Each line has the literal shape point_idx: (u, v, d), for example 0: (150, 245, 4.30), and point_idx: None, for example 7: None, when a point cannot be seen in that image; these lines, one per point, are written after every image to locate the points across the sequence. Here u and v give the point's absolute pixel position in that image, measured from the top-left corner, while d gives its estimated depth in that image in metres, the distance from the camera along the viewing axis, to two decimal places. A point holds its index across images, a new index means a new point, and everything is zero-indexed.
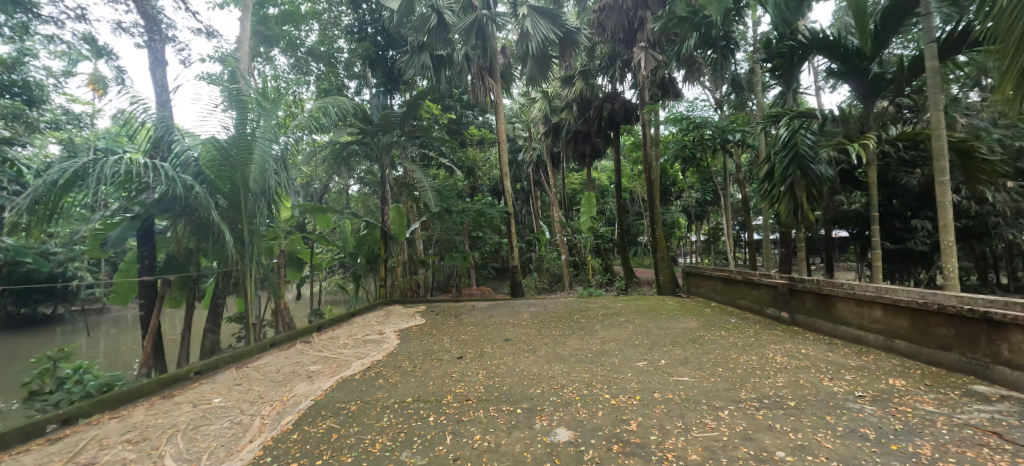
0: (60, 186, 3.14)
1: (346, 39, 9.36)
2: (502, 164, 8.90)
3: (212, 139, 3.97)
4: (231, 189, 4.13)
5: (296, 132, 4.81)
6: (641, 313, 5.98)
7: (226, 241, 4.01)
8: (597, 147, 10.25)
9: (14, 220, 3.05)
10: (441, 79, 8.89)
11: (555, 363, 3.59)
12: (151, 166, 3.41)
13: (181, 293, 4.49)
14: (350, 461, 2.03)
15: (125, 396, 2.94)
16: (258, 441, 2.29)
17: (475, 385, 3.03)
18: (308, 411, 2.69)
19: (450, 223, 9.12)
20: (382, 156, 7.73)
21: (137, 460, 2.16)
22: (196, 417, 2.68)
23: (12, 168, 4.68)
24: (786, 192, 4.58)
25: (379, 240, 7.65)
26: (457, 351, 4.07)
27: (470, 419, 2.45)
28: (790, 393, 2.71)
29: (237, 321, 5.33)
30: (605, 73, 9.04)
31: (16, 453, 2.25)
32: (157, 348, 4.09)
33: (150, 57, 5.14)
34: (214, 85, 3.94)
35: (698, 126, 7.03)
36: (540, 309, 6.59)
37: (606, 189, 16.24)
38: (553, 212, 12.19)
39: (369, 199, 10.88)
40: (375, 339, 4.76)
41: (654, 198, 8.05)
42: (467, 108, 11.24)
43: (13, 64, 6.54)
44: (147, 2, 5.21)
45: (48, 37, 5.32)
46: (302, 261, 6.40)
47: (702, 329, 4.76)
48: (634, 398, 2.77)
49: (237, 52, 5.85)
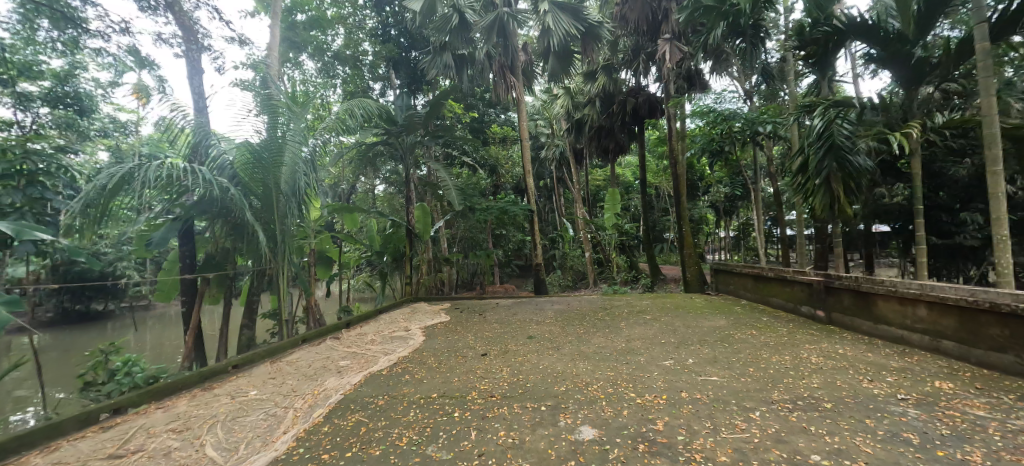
0: (109, 190, 3.36)
1: (370, 41, 9.52)
2: (524, 162, 8.84)
3: (247, 143, 4.17)
4: (265, 191, 4.30)
5: (325, 134, 4.98)
6: (667, 311, 5.86)
7: (260, 240, 4.18)
8: (621, 142, 10.09)
9: (69, 223, 3.28)
10: (464, 79, 8.96)
11: (579, 361, 3.56)
12: (191, 170, 3.59)
13: (219, 290, 4.70)
14: (378, 454, 2.08)
15: (169, 388, 3.11)
16: (291, 432, 2.37)
17: (500, 382, 3.05)
18: (338, 405, 2.78)
19: (472, 222, 9.18)
20: (407, 156, 7.87)
21: (181, 448, 2.28)
22: (234, 409, 2.81)
23: (68, 173, 5.01)
24: (820, 185, 4.40)
25: (404, 239, 7.77)
26: (481, 348, 4.10)
27: (495, 415, 2.47)
28: (826, 395, 2.61)
29: (271, 317, 5.54)
30: (629, 67, 8.88)
31: (73, 440, 2.43)
32: (198, 343, 4.31)
33: (188, 66, 5.41)
34: (246, 92, 4.12)
35: (726, 119, 6.83)
36: (563, 307, 6.56)
37: (631, 185, 15.99)
38: (576, 208, 12.05)
39: (394, 198, 11.15)
40: (401, 336, 4.87)
41: (681, 194, 7.87)
42: (489, 107, 11.30)
43: (66, 76, 7.13)
44: (184, 14, 5.48)
45: (95, 50, 5.66)
46: (331, 260, 6.61)
47: (731, 327, 4.64)
48: (661, 397, 2.72)
49: (268, 58, 6.08)
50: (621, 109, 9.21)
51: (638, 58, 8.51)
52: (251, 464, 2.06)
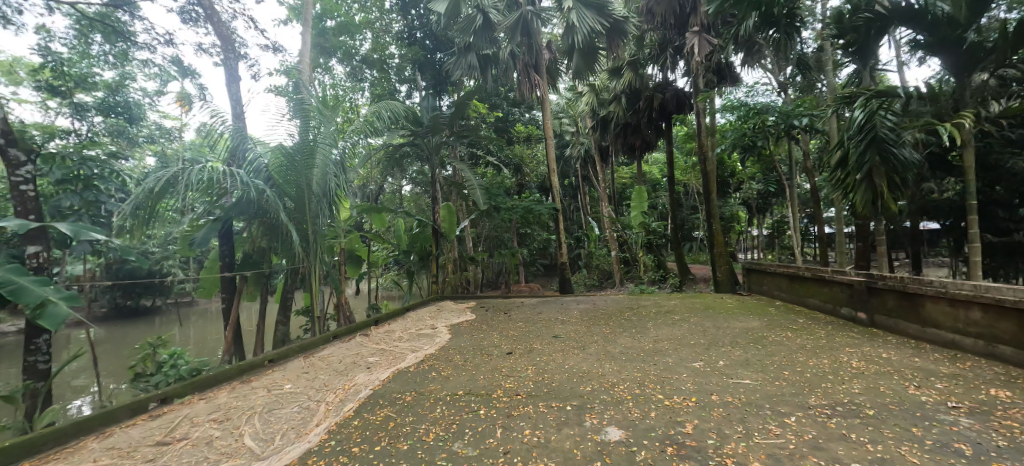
0: (156, 193, 3.57)
1: (397, 45, 9.78)
2: (549, 161, 8.80)
3: (280, 146, 4.34)
4: (297, 192, 4.47)
5: (354, 136, 5.11)
6: (696, 312, 5.72)
7: (293, 240, 4.34)
8: (648, 140, 9.90)
9: (121, 224, 3.51)
10: (488, 78, 9.00)
11: (605, 361, 3.52)
12: (229, 173, 3.76)
13: (256, 287, 4.91)
14: (405, 449, 2.12)
15: (211, 380, 3.28)
16: (323, 425, 2.45)
17: (526, 381, 3.05)
18: (367, 400, 2.85)
19: (498, 221, 9.23)
20: (432, 157, 7.99)
21: (221, 437, 2.39)
22: (270, 401, 2.93)
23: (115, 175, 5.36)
24: (861, 181, 4.18)
25: (431, 238, 7.90)
26: (506, 346, 4.12)
27: (521, 414, 2.47)
28: (869, 401, 2.48)
29: (304, 314, 5.75)
30: (655, 62, 8.70)
31: (124, 427, 2.60)
32: (237, 338, 4.52)
33: (226, 74, 5.67)
34: (280, 97, 4.30)
35: (759, 112, 6.59)
36: (588, 307, 6.50)
37: (658, 183, 15.66)
38: (602, 207, 11.89)
39: (420, 198, 11.39)
40: (428, 333, 4.95)
41: (710, 192, 7.65)
42: (513, 106, 11.29)
43: (117, 86, 7.67)
44: (223, 25, 5.75)
45: (143, 61, 6.04)
46: (361, 258, 6.79)
47: (764, 329, 4.47)
48: (690, 400, 2.65)
49: (300, 64, 6.31)
50: (648, 105, 9.02)
51: (664, 53, 8.34)
52: (286, 454, 2.14)
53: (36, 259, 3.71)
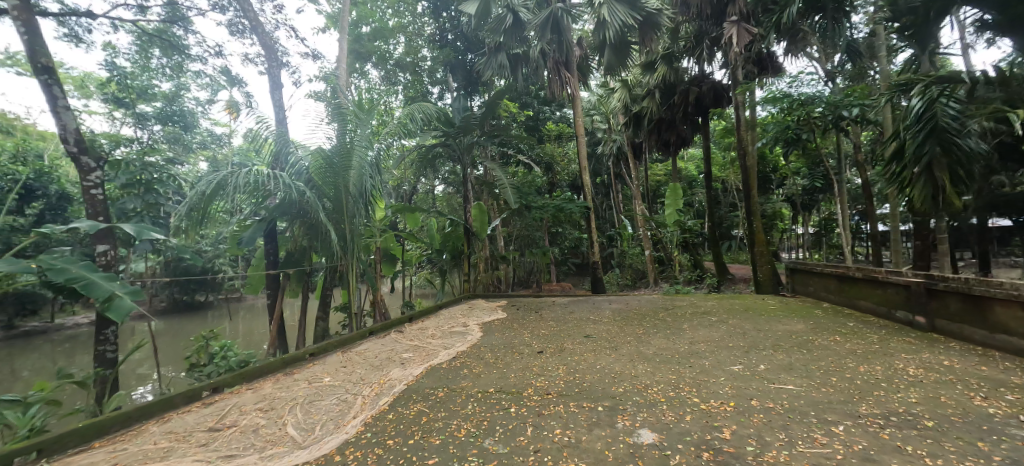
0: (207, 195, 3.81)
1: (429, 48, 10.01)
2: (580, 159, 8.71)
3: (320, 150, 4.53)
4: (335, 193, 4.65)
5: (389, 138, 5.26)
6: (736, 313, 5.50)
7: (331, 239, 4.52)
8: (684, 135, 9.72)
9: (177, 225, 3.78)
10: (518, 77, 9.00)
11: (638, 362, 3.45)
12: (273, 176, 3.96)
13: (298, 285, 5.15)
14: (438, 443, 2.17)
15: (258, 371, 3.47)
16: (360, 418, 2.54)
17: (556, 380, 3.04)
18: (401, 394, 2.93)
19: (529, 220, 9.22)
20: (464, 156, 8.10)
21: (266, 426, 2.53)
22: (311, 393, 3.07)
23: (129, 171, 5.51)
24: (920, 175, 3.88)
25: (462, 237, 7.99)
26: (538, 345, 4.12)
27: (551, 413, 2.47)
28: (927, 412, 2.30)
29: (342, 310, 5.97)
30: (691, 55, 8.42)
31: (182, 413, 2.80)
32: (281, 332, 4.76)
33: (270, 82, 5.98)
34: (319, 102, 4.48)
35: (804, 104, 6.25)
36: (621, 306, 6.39)
37: (694, 179, 15.15)
38: (635, 205, 11.64)
39: (453, 198, 11.60)
40: (460, 331, 5.02)
41: (750, 188, 7.34)
42: (544, 104, 11.34)
43: (174, 96, 8.26)
44: (267, 35, 6.07)
45: (196, 72, 6.47)
46: (395, 257, 6.98)
47: (810, 332, 4.24)
48: (728, 404, 2.56)
49: (337, 69, 6.56)
50: (683, 100, 8.82)
51: (700, 45, 8.06)
52: (325, 444, 2.24)
53: (105, 256, 4.06)
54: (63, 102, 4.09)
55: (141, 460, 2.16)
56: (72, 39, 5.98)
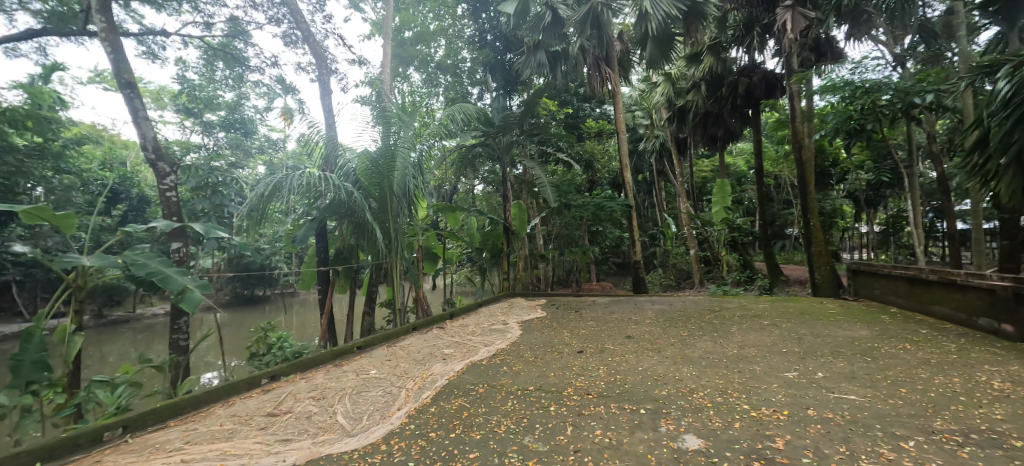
0: (265, 196, 4.08)
1: (468, 49, 10.20)
2: (621, 156, 8.52)
3: (366, 153, 4.73)
4: (381, 193, 4.84)
5: (430, 139, 5.40)
6: (790, 317, 5.18)
7: (377, 238, 4.72)
8: (733, 129, 9.42)
9: (240, 224, 4.08)
10: (558, 75, 8.91)
11: (682, 365, 3.33)
12: (324, 178, 4.18)
13: (346, 280, 5.41)
14: (478, 438, 2.20)
15: (310, 362, 3.68)
16: (404, 410, 2.63)
17: (597, 381, 3.00)
18: (443, 389, 3.00)
19: (568, 219, 9.13)
20: (503, 156, 8.16)
21: (318, 413, 2.68)
22: (358, 384, 3.22)
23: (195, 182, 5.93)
24: (1007, 166, 3.48)
25: (502, 236, 8.03)
26: (578, 345, 4.08)
27: (592, 413, 2.43)
28: (1016, 430, 2.06)
29: (387, 306, 6.20)
30: (740, 44, 7.98)
31: (244, 398, 3.03)
32: (330, 325, 5.02)
33: (320, 88, 6.30)
34: (366, 106, 4.69)
35: (870, 92, 5.76)
36: (665, 307, 6.20)
37: (744, 175, 14.39)
38: (679, 203, 11.23)
39: (492, 197, 11.71)
40: (499, 329, 5.08)
41: (806, 184, 6.87)
42: (583, 102, 11.20)
43: (235, 105, 8.98)
44: (318, 45, 6.41)
45: (255, 82, 6.95)
46: (436, 255, 7.15)
47: (875, 339, 3.92)
48: (781, 412, 2.41)
49: (382, 74, 6.83)
50: (731, 92, 8.43)
51: (750, 34, 7.62)
52: (371, 433, 2.34)
53: (178, 253, 4.46)
54: (143, 113, 4.53)
55: (209, 439, 2.35)
56: (149, 56, 6.61)
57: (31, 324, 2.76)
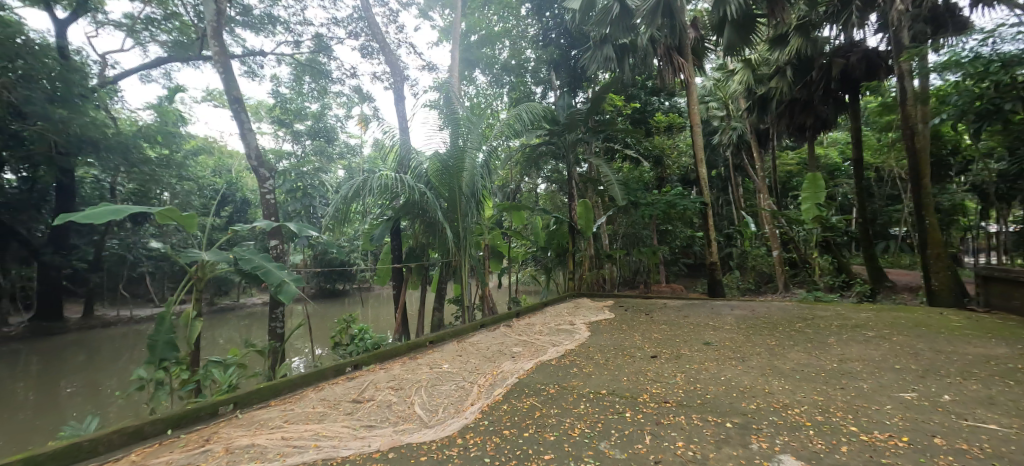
0: (349, 198, 4.41)
1: (532, 48, 10.06)
2: (694, 151, 8.02)
3: (438, 155, 4.93)
4: (451, 193, 5.02)
5: (497, 139, 5.47)
6: (901, 329, 4.52)
7: (447, 236, 4.89)
8: (824, 116, 8.35)
9: (327, 224, 4.45)
10: (626, 69, 8.57)
11: (769, 377, 3.04)
12: (398, 180, 4.42)
13: (418, 277, 5.67)
14: (552, 439, 2.17)
15: (387, 353, 3.90)
16: (477, 405, 2.67)
17: (674, 389, 2.83)
18: (513, 387, 3.01)
19: (636, 218, 8.77)
20: (569, 154, 8.06)
21: (398, 403, 2.82)
22: (432, 377, 3.34)
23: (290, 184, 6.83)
24: None
25: (567, 235, 8.00)
26: (651, 349, 3.89)
27: (671, 423, 2.29)
28: None
29: (455, 302, 6.40)
30: (835, 21, 7.10)
31: (332, 384, 3.28)
32: (404, 320, 5.28)
33: (394, 95, 6.67)
34: (436, 111, 4.87)
35: (1009, 64, 4.84)
36: (746, 313, 5.72)
37: (838, 168, 12.86)
38: (760, 199, 10.32)
39: (556, 196, 11.63)
40: (566, 329, 5.01)
41: (920, 175, 5.97)
42: (652, 95, 10.48)
43: (319, 115, 9.87)
44: (392, 54, 6.79)
45: (337, 93, 7.54)
46: (502, 254, 7.23)
47: (1019, 359, 3.28)
48: (899, 439, 2.10)
49: (450, 78, 7.09)
50: (824, 75, 7.56)
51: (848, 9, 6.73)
52: (447, 426, 2.40)
53: (277, 249, 4.98)
54: (248, 125, 5.10)
55: (304, 420, 2.57)
56: (251, 75, 7.46)
57: (164, 309, 3.18)
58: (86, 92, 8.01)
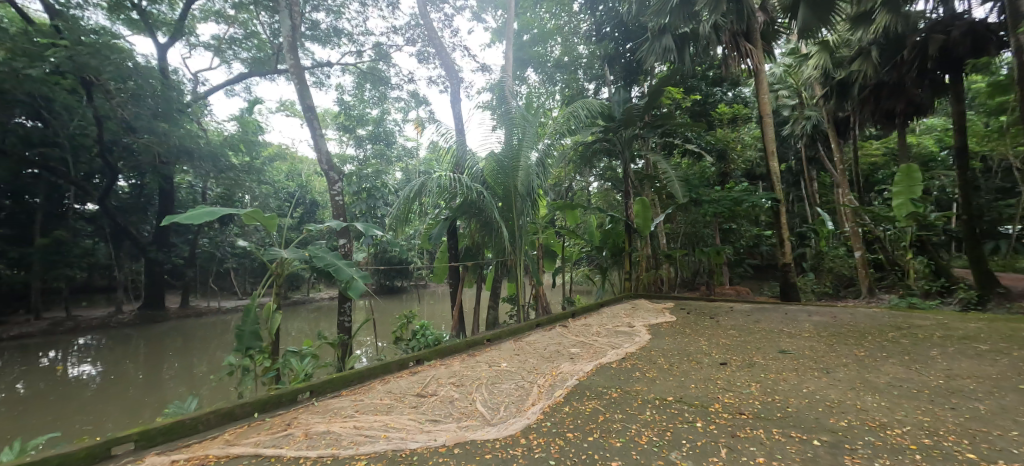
0: (410, 198, 4.58)
1: (586, 44, 9.89)
2: (764, 143, 7.46)
3: (495, 155, 4.98)
4: (507, 192, 5.05)
5: (552, 137, 5.43)
6: (1023, 342, 3.90)
7: (503, 235, 4.93)
8: (920, 100, 7.41)
9: (391, 223, 4.65)
10: (686, 59, 8.15)
11: (861, 392, 2.74)
12: (456, 180, 4.52)
13: (474, 276, 5.77)
14: (619, 446, 2.10)
15: (447, 350, 4.00)
16: (538, 406, 2.65)
17: (749, 399, 2.63)
18: (574, 389, 2.96)
19: (696, 216, 8.33)
20: (625, 150, 7.82)
21: (460, 399, 2.87)
22: (492, 375, 3.37)
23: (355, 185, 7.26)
24: None
25: (623, 234, 7.78)
26: (719, 355, 3.67)
27: (749, 437, 2.13)
28: None
29: (510, 301, 6.44)
30: None
31: (397, 377, 3.42)
32: (461, 317, 5.39)
33: (450, 98, 6.84)
34: (492, 111, 4.92)
35: None
36: (825, 319, 5.23)
37: (936, 158, 11.38)
38: (839, 195, 9.39)
39: (609, 194, 11.38)
40: (625, 331, 4.85)
41: None
42: (714, 85, 9.90)
43: (379, 120, 10.38)
44: (448, 57, 6.97)
45: (396, 98, 7.87)
46: (555, 254, 7.17)
47: None
48: None
49: (504, 78, 7.16)
50: (919, 53, 6.70)
51: None
52: (511, 425, 2.40)
53: (345, 247, 5.28)
54: (319, 131, 5.45)
55: (373, 411, 2.69)
56: (319, 85, 7.99)
57: (250, 302, 3.49)
58: (183, 107, 9.00)
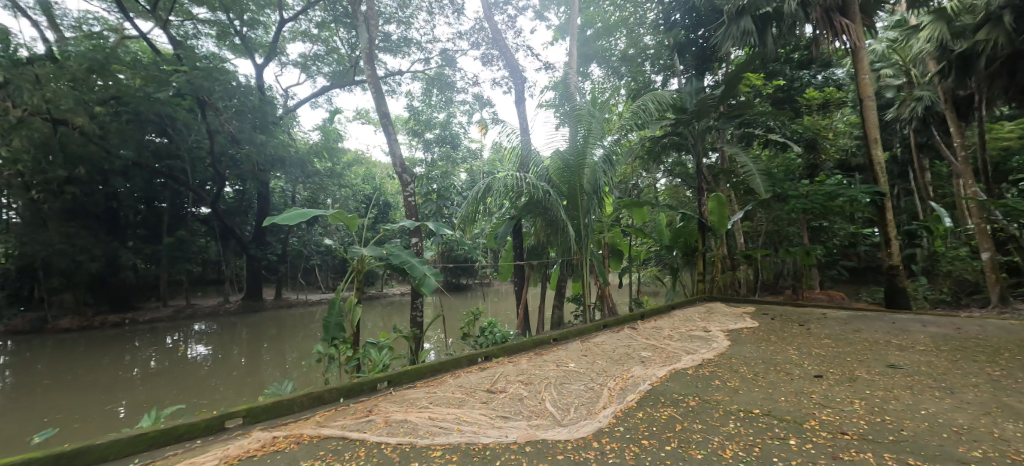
0: (477, 198, 4.69)
1: (653, 34, 9.48)
2: (863, 129, 6.61)
3: (560, 153, 4.93)
4: (573, 190, 4.98)
5: (619, 133, 5.26)
6: None
7: (569, 234, 4.86)
8: None
9: (461, 222, 4.81)
10: (768, 41, 7.46)
11: (999, 418, 2.32)
12: (521, 179, 4.54)
13: (539, 274, 5.77)
14: (699, 458, 1.97)
15: (514, 347, 4.05)
16: (610, 409, 2.59)
17: (853, 418, 2.34)
18: (647, 394, 2.85)
19: (779, 212, 7.64)
20: (698, 144, 7.36)
21: (529, 397, 2.89)
22: (560, 375, 3.34)
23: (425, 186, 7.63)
24: None
25: (696, 233, 7.35)
26: (812, 367, 3.32)
27: (854, 460, 1.90)
28: None
29: (576, 301, 6.35)
30: None
31: (467, 372, 3.52)
32: (527, 315, 5.43)
33: (514, 97, 6.90)
34: (557, 109, 4.87)
35: None
36: (945, 331, 4.52)
37: None
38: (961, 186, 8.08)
39: (679, 190, 10.82)
40: (700, 336, 4.56)
41: None
42: (801, 69, 8.98)
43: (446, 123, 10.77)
44: (512, 58, 7.04)
45: (462, 101, 8.11)
46: (622, 253, 6.96)
47: None
48: None
49: (567, 75, 7.09)
50: None
51: None
52: (582, 426, 2.36)
53: (417, 246, 5.56)
54: (393, 136, 5.77)
55: (446, 403, 2.80)
56: (390, 93, 8.46)
57: (334, 295, 3.82)
58: (275, 119, 10.03)
